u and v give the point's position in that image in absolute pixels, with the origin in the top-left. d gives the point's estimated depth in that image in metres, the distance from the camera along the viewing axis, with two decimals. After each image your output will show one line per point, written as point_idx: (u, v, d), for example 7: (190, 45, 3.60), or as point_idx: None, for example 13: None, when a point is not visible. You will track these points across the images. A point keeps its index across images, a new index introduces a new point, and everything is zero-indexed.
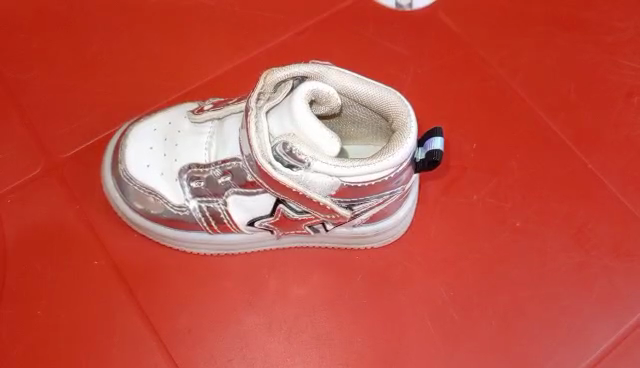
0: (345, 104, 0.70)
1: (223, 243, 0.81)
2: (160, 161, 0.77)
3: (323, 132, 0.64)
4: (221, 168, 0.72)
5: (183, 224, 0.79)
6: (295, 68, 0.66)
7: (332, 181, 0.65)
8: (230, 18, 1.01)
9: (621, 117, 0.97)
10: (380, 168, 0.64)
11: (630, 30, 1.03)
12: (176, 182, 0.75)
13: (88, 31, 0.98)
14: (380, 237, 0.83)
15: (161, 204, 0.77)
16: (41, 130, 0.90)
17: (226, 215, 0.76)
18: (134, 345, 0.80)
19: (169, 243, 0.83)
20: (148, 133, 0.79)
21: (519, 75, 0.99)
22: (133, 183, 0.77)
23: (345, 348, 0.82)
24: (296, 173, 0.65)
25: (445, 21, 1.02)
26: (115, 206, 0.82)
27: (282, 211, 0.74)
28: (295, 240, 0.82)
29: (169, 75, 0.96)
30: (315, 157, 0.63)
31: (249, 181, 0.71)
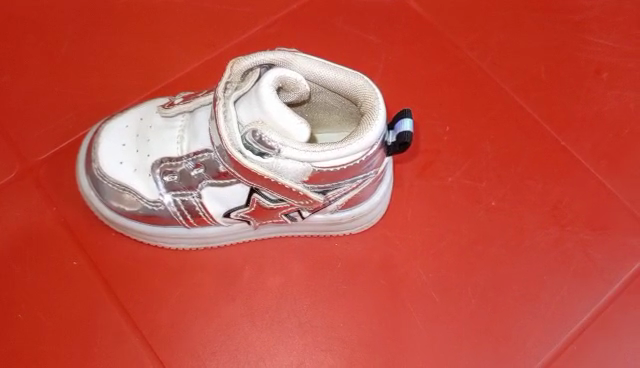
0: (314, 92, 0.70)
1: (201, 236, 0.81)
2: (132, 157, 0.77)
3: (292, 117, 0.64)
4: (193, 160, 0.72)
5: (159, 219, 0.78)
6: (261, 56, 0.67)
7: (303, 167, 0.66)
8: (198, 13, 1.01)
9: (591, 93, 0.99)
10: (351, 151, 0.64)
11: (595, 8, 1.05)
12: (149, 177, 0.75)
13: (55, 32, 0.97)
14: (356, 224, 0.84)
15: (136, 201, 0.77)
16: (13, 133, 0.90)
17: (201, 208, 0.76)
18: (116, 343, 0.80)
19: (146, 240, 0.83)
20: (120, 130, 0.79)
21: (488, 57, 1.00)
22: (106, 181, 0.77)
23: (328, 336, 0.82)
24: (267, 160, 0.65)
25: (413, 7, 1.03)
26: (91, 206, 0.82)
27: (256, 201, 0.74)
28: (272, 229, 0.83)
29: (140, 71, 0.96)
30: (285, 143, 0.64)
31: (221, 172, 0.71)
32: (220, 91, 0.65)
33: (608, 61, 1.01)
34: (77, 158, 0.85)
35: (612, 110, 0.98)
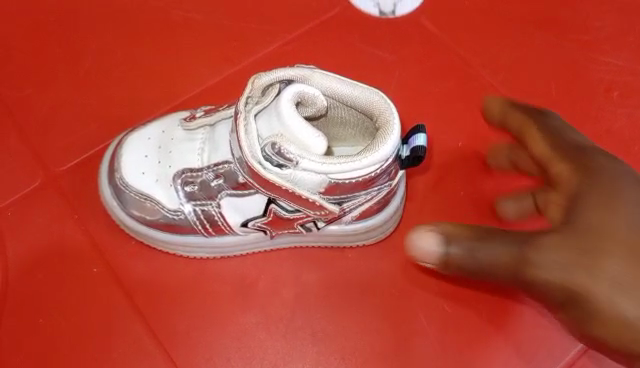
0: (331, 107, 0.73)
1: (218, 246, 0.84)
2: (154, 168, 0.79)
3: (310, 131, 0.66)
4: (213, 171, 0.74)
5: (179, 228, 0.81)
6: (281, 72, 0.69)
7: (319, 178, 0.68)
8: (217, 29, 1.03)
9: (601, 111, 1.01)
10: (366, 164, 0.67)
11: (605, 28, 1.07)
12: (170, 187, 0.78)
13: (78, 46, 1.00)
14: (368, 236, 0.86)
15: (157, 210, 0.79)
16: (37, 143, 0.93)
17: (220, 218, 0.79)
18: (133, 348, 0.82)
19: (165, 248, 0.85)
20: (143, 142, 0.82)
21: (499, 75, 1.03)
22: (128, 190, 0.80)
23: (341, 344, 0.84)
24: (285, 172, 0.67)
25: (426, 26, 1.05)
26: (113, 214, 0.85)
27: (273, 211, 0.76)
28: (287, 240, 0.85)
29: (160, 85, 0.99)
30: (303, 155, 0.66)
31: (240, 183, 0.74)
32: (241, 105, 0.67)
33: (618, 79, 1.03)
34: (100, 168, 0.88)
35: (621, 128, 1.00)
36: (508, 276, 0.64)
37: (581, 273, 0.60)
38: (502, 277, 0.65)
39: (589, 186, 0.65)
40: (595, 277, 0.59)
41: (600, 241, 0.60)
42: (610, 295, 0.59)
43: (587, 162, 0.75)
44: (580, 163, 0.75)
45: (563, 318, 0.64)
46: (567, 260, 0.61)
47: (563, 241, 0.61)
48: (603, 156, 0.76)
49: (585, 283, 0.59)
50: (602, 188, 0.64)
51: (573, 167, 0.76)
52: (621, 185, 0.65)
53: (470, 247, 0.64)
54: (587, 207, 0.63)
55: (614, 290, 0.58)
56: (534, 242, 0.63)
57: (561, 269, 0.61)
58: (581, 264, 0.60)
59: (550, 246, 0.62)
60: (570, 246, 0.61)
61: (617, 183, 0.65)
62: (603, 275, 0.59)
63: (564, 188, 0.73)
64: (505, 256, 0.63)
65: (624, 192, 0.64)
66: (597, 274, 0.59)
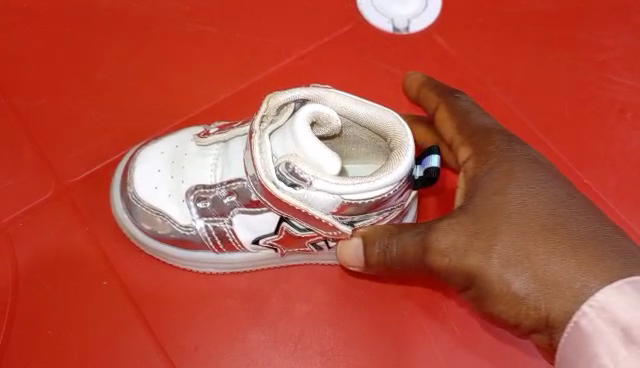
0: (345, 126, 0.73)
1: (228, 262, 0.84)
2: (166, 182, 0.79)
3: (324, 151, 0.66)
4: (226, 188, 0.75)
5: (191, 243, 0.81)
6: (296, 92, 0.70)
7: (333, 198, 0.68)
8: (230, 42, 1.03)
9: (614, 132, 1.01)
10: (380, 186, 0.66)
11: (619, 48, 1.06)
12: (182, 203, 0.78)
13: (91, 56, 1.00)
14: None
15: (168, 225, 0.79)
16: (50, 154, 0.93)
17: (231, 235, 0.79)
18: (141, 363, 0.82)
19: (175, 263, 0.85)
20: (155, 156, 0.81)
21: (512, 94, 1.02)
22: (140, 205, 0.79)
23: (350, 363, 0.84)
24: (298, 191, 0.68)
25: (439, 43, 1.05)
26: (124, 227, 0.85)
27: (285, 230, 0.76)
28: (298, 258, 0.85)
29: (173, 98, 0.99)
30: (317, 175, 0.66)
31: (253, 200, 0.74)
32: (256, 123, 0.68)
33: (631, 100, 1.03)
34: (112, 181, 0.88)
35: (635, 150, 1.00)
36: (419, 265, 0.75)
37: (477, 255, 0.69)
38: (413, 264, 0.75)
39: (485, 169, 0.74)
40: (488, 257, 0.68)
41: (492, 223, 0.69)
42: (501, 272, 0.68)
43: (490, 146, 0.75)
44: (480, 148, 0.76)
45: (471, 296, 0.73)
46: (465, 244, 0.70)
47: (461, 226, 0.71)
48: (506, 135, 0.76)
49: (482, 264, 0.69)
50: (499, 171, 0.72)
51: (478, 153, 0.76)
52: (517, 166, 0.73)
53: (385, 244, 0.74)
54: (484, 188, 0.72)
55: (504, 268, 0.68)
56: (435, 226, 0.72)
57: (460, 253, 0.70)
58: (476, 246, 0.69)
59: (449, 228, 0.71)
60: (468, 230, 0.70)
61: (512, 162, 0.73)
62: (495, 256, 0.68)
63: (468, 175, 0.75)
64: (411, 246, 0.73)
65: (517, 172, 0.72)
66: (491, 256, 0.68)
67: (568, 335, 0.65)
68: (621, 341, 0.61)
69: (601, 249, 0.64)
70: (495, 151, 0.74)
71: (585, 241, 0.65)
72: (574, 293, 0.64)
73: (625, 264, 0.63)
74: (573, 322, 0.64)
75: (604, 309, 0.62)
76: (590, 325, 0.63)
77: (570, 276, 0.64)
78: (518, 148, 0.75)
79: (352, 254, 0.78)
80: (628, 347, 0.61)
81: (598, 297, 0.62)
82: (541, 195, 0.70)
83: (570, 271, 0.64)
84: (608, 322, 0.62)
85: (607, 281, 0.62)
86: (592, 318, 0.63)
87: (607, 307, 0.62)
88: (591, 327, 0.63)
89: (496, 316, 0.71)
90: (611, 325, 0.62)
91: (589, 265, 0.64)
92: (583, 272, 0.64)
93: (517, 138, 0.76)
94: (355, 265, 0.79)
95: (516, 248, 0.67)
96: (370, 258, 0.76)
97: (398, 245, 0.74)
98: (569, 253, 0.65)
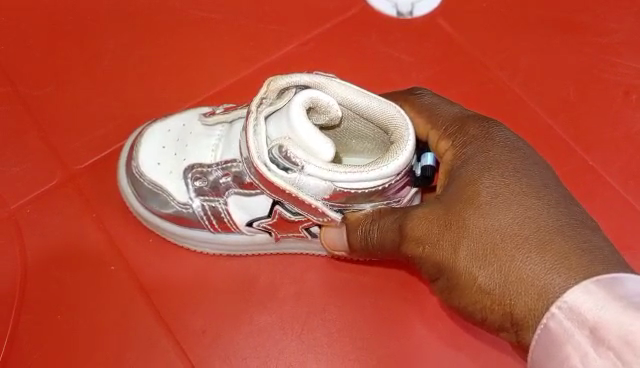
0: (348, 118, 0.73)
1: (225, 243, 0.84)
2: (169, 160, 0.80)
3: (318, 137, 0.67)
4: (223, 168, 0.76)
5: (187, 222, 0.81)
6: (297, 77, 0.70)
7: (325, 184, 0.68)
8: (234, 29, 1.04)
9: (619, 114, 1.00)
10: (375, 176, 0.67)
11: (624, 31, 1.06)
12: (182, 180, 0.79)
13: (96, 44, 1.01)
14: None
15: (167, 202, 0.80)
16: (57, 141, 0.94)
17: (226, 215, 0.79)
18: (148, 347, 0.83)
19: (175, 240, 0.86)
20: (162, 133, 0.82)
21: (516, 77, 1.02)
22: (143, 180, 0.81)
23: (355, 346, 0.85)
24: (291, 176, 0.68)
25: (443, 27, 1.05)
26: (126, 198, 0.86)
27: (279, 213, 0.76)
28: (291, 246, 0.85)
29: (178, 84, 0.99)
30: (309, 160, 0.67)
31: (247, 181, 0.74)
32: (253, 103, 0.69)
33: (636, 82, 1.03)
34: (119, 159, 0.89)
35: None
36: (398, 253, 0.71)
37: (445, 246, 0.64)
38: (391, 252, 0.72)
39: (460, 158, 0.68)
40: (455, 248, 0.63)
41: (460, 211, 0.63)
42: (468, 265, 0.62)
43: (464, 135, 0.69)
44: (457, 136, 0.69)
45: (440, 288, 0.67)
46: (435, 235, 0.65)
47: (432, 214, 0.66)
48: (482, 121, 0.69)
49: (450, 256, 0.63)
50: (474, 159, 0.66)
51: (454, 143, 0.69)
52: (493, 153, 0.66)
53: (364, 231, 0.73)
54: (458, 176, 0.66)
55: (471, 261, 0.62)
56: (411, 214, 0.68)
57: (431, 243, 0.65)
58: (446, 237, 0.64)
59: (421, 217, 0.67)
60: (438, 219, 0.65)
61: (487, 149, 0.66)
62: (462, 247, 0.62)
63: (445, 164, 0.69)
64: (388, 233, 0.71)
65: (496, 160, 0.65)
66: (457, 246, 0.63)
67: (536, 338, 0.56)
68: (593, 344, 0.52)
69: (574, 245, 0.57)
70: (471, 138, 0.68)
71: (556, 235, 0.58)
72: (542, 292, 0.56)
73: (594, 262, 0.55)
74: (541, 324, 0.55)
75: (573, 310, 0.53)
76: (558, 327, 0.54)
77: (536, 273, 0.57)
78: (498, 133, 0.68)
79: (336, 238, 0.77)
80: (599, 349, 0.52)
81: (565, 297, 0.54)
82: (515, 182, 0.63)
83: (536, 267, 0.57)
84: (575, 322, 0.53)
85: (576, 281, 0.55)
86: (561, 319, 0.54)
87: (575, 308, 0.53)
88: (560, 329, 0.54)
89: (464, 313, 0.65)
90: (580, 326, 0.53)
91: (556, 262, 0.56)
92: (552, 269, 0.56)
93: (495, 123, 0.69)
94: (342, 249, 0.79)
95: (484, 239, 0.61)
96: (354, 244, 0.75)
97: (376, 232, 0.72)
98: (541, 249, 0.58)
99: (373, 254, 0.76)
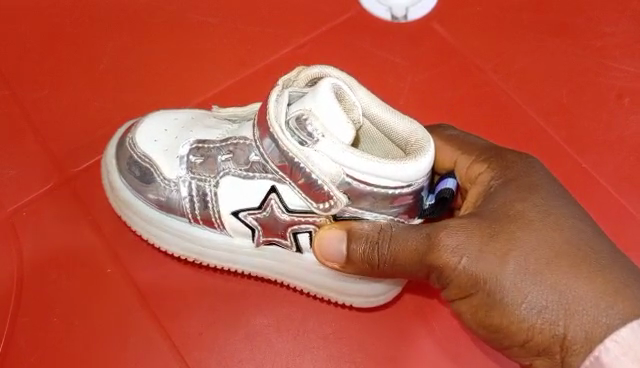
0: (365, 135, 0.74)
1: (201, 243, 0.82)
2: (168, 139, 0.80)
3: (339, 115, 0.67)
4: (224, 146, 0.76)
5: (167, 203, 0.80)
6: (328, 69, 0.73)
7: (334, 167, 0.67)
8: (230, 32, 1.04)
9: (613, 117, 1.01)
10: (387, 169, 0.66)
11: (616, 34, 1.07)
12: (174, 157, 0.79)
13: (92, 47, 1.01)
14: (358, 293, 0.81)
15: (154, 176, 0.79)
16: (54, 144, 0.94)
17: (212, 200, 0.78)
18: (146, 349, 0.83)
19: (148, 236, 0.84)
20: (168, 117, 0.83)
21: (510, 80, 1.03)
22: (134, 151, 0.81)
23: (351, 347, 0.86)
24: (302, 150, 0.68)
25: (438, 30, 1.06)
26: (107, 174, 0.85)
27: (270, 205, 0.74)
28: (267, 266, 0.82)
29: (174, 86, 1.00)
30: (324, 134, 0.67)
31: (247, 161, 0.74)
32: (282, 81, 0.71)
33: (630, 85, 1.04)
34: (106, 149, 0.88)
35: (635, 135, 1.00)
36: (417, 267, 0.67)
37: (490, 257, 0.63)
38: (408, 266, 0.68)
39: (497, 182, 0.69)
40: (501, 261, 0.63)
41: (508, 225, 0.64)
42: (514, 280, 0.62)
43: (503, 159, 0.71)
44: (494, 161, 0.72)
45: (471, 306, 0.67)
46: (475, 245, 0.64)
47: (474, 225, 0.65)
48: (518, 154, 0.72)
49: (494, 268, 0.63)
50: (518, 183, 0.68)
51: (491, 165, 0.71)
52: (538, 180, 0.68)
53: (376, 241, 0.69)
54: (499, 195, 0.67)
55: (519, 277, 0.62)
56: (443, 223, 0.66)
57: (469, 254, 0.64)
58: (488, 248, 0.64)
59: (458, 226, 0.65)
60: (482, 229, 0.65)
61: (531, 173, 0.69)
62: (510, 260, 0.63)
63: (480, 185, 0.71)
64: (410, 245, 0.67)
65: (541, 186, 0.67)
66: (506, 258, 0.63)
67: None
68: None
69: (625, 280, 0.60)
70: (512, 162, 0.70)
71: (613, 268, 0.61)
72: (598, 321, 0.59)
73: None
74: (594, 356, 0.58)
75: (631, 347, 0.56)
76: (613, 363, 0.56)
77: (592, 301, 0.59)
78: (536, 163, 0.70)
79: (334, 251, 0.72)
80: None
81: (623, 333, 0.57)
82: (562, 209, 0.65)
83: (592, 295, 0.59)
84: (633, 358, 0.55)
85: (633, 317, 0.57)
86: (615, 356, 0.56)
87: (634, 346, 0.56)
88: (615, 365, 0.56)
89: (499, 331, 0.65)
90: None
91: (612, 293, 0.59)
92: (611, 301, 0.59)
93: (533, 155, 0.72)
94: (337, 263, 0.74)
95: (536, 259, 0.62)
96: (359, 255, 0.70)
97: (391, 244, 0.68)
98: (595, 277, 0.60)
99: (374, 270, 0.71)
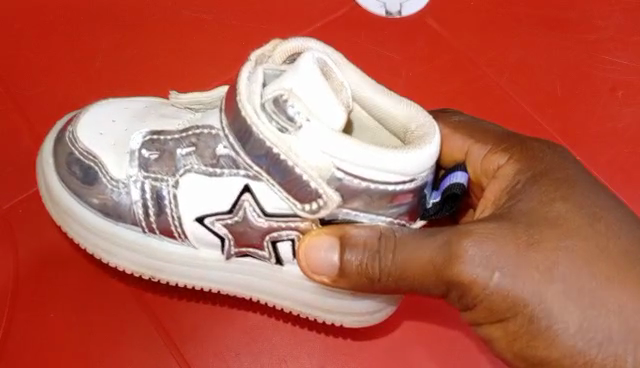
0: (356, 119, 0.71)
1: (157, 256, 0.77)
2: (114, 132, 0.76)
3: (324, 97, 0.64)
4: (186, 140, 0.71)
5: (114, 207, 0.75)
6: (307, 42, 0.69)
7: (323, 157, 0.64)
8: (223, 29, 1.04)
9: (607, 110, 1.01)
10: (384, 161, 0.63)
11: (610, 28, 1.07)
12: (122, 152, 0.74)
13: (85, 44, 1.01)
14: (344, 312, 0.78)
15: (100, 177, 0.74)
16: (45, 141, 0.93)
17: (170, 202, 0.73)
18: (140, 346, 0.84)
19: (97, 252, 0.79)
20: (118, 110, 0.79)
21: (504, 74, 1.03)
22: (75, 146, 0.76)
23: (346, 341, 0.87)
24: (283, 137, 0.64)
25: (431, 25, 1.06)
26: (42, 173, 0.80)
27: (243, 208, 0.71)
28: (243, 283, 0.78)
29: (168, 83, 1.00)
30: (309, 118, 0.63)
31: (214, 154, 0.70)
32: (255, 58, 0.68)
33: (622, 78, 1.04)
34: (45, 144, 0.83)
35: (627, 127, 1.00)
36: (434, 284, 0.64)
37: (533, 273, 0.63)
38: (426, 281, 0.65)
39: (524, 176, 0.69)
40: (547, 276, 0.62)
41: (550, 236, 0.64)
42: (562, 300, 0.62)
43: (532, 151, 0.71)
44: (519, 153, 0.71)
45: (509, 326, 0.65)
46: (515, 259, 0.63)
47: (514, 235, 0.64)
48: (539, 143, 0.72)
49: (540, 286, 0.62)
50: (553, 182, 0.67)
51: (514, 157, 0.71)
52: (576, 180, 0.67)
53: (373, 252, 0.66)
54: (533, 195, 0.66)
55: (564, 294, 0.62)
56: (472, 229, 0.64)
57: (509, 269, 0.63)
58: (524, 260, 0.63)
59: (498, 235, 0.63)
60: (518, 238, 0.63)
61: (565, 167, 0.68)
62: (556, 278, 0.62)
63: (506, 179, 0.71)
64: (428, 255, 0.64)
65: (578, 187, 0.66)
66: (551, 276, 0.62)
67: None
68: None
69: None
70: (539, 155, 0.70)
71: None
72: None
73: None
74: None
75: None
76: None
77: None
78: (565, 154, 0.70)
79: (324, 263, 0.68)
80: None
81: None
82: (605, 216, 0.65)
83: None
84: None
85: None
86: None
87: None
88: None
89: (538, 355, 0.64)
90: None
91: None
92: None
93: (558, 144, 0.72)
94: (327, 276, 0.69)
95: (584, 277, 0.63)
96: (353, 268, 0.67)
97: (395, 256, 0.65)
98: None
99: (374, 283, 0.67)
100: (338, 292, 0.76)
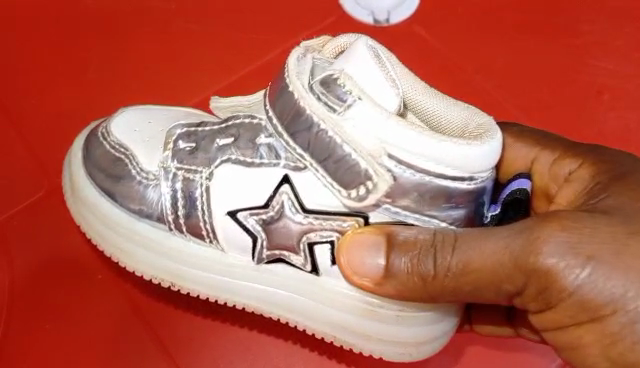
0: None
1: (181, 258, 0.75)
2: (146, 129, 0.77)
3: (378, 82, 0.63)
4: (225, 133, 0.71)
5: (141, 201, 0.74)
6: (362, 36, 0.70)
7: (374, 142, 0.62)
8: (221, 41, 1.08)
9: (592, 113, 1.05)
10: (436, 148, 0.61)
11: (594, 33, 1.11)
12: (152, 147, 0.75)
13: (85, 57, 1.04)
14: (401, 341, 0.73)
15: (128, 170, 0.75)
16: (42, 154, 0.96)
17: (200, 197, 0.72)
18: (142, 356, 0.85)
19: (114, 254, 0.79)
20: (157, 113, 0.80)
21: (492, 79, 1.07)
22: (108, 140, 0.77)
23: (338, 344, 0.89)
24: (331, 118, 0.63)
25: (421, 33, 1.10)
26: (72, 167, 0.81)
27: (281, 203, 0.69)
28: (284, 304, 0.74)
29: (166, 94, 1.03)
30: (362, 97, 0.62)
31: (253, 144, 0.69)
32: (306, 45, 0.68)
33: (607, 82, 1.08)
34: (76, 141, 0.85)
35: (612, 129, 1.04)
36: (516, 278, 0.63)
37: (626, 267, 0.61)
38: (501, 274, 0.63)
39: (603, 177, 0.70)
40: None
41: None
42: None
43: (603, 155, 0.73)
44: (591, 158, 0.73)
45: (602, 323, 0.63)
46: (607, 256, 0.61)
47: (605, 229, 0.62)
48: (618, 153, 0.73)
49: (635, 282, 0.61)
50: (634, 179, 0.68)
51: (589, 160, 0.73)
52: None
53: (431, 252, 0.64)
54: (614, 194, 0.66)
55: None
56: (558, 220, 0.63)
57: (602, 264, 0.61)
58: (622, 263, 0.61)
59: (586, 229, 0.62)
60: (609, 232, 0.62)
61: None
62: None
63: (583, 181, 0.72)
64: (505, 248, 0.62)
65: None
66: None
67: None
68: None
69: None
70: (610, 159, 0.72)
71: None
72: None
73: None
74: None
75: None
76: None
77: None
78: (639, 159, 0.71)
79: (368, 264, 0.66)
80: None
81: None
82: None
83: None
84: None
85: None
86: None
87: None
88: None
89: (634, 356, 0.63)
90: None
91: None
92: None
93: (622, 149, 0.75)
94: (371, 280, 0.67)
95: None
96: (403, 266, 0.65)
97: (455, 252, 0.63)
98: None
99: (427, 283, 0.65)
100: (381, 314, 0.72)
